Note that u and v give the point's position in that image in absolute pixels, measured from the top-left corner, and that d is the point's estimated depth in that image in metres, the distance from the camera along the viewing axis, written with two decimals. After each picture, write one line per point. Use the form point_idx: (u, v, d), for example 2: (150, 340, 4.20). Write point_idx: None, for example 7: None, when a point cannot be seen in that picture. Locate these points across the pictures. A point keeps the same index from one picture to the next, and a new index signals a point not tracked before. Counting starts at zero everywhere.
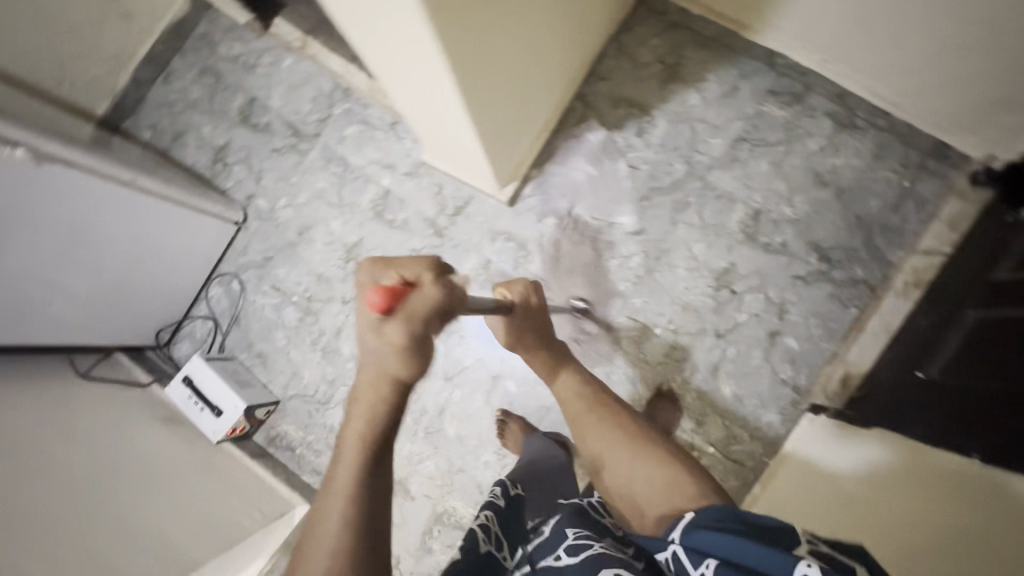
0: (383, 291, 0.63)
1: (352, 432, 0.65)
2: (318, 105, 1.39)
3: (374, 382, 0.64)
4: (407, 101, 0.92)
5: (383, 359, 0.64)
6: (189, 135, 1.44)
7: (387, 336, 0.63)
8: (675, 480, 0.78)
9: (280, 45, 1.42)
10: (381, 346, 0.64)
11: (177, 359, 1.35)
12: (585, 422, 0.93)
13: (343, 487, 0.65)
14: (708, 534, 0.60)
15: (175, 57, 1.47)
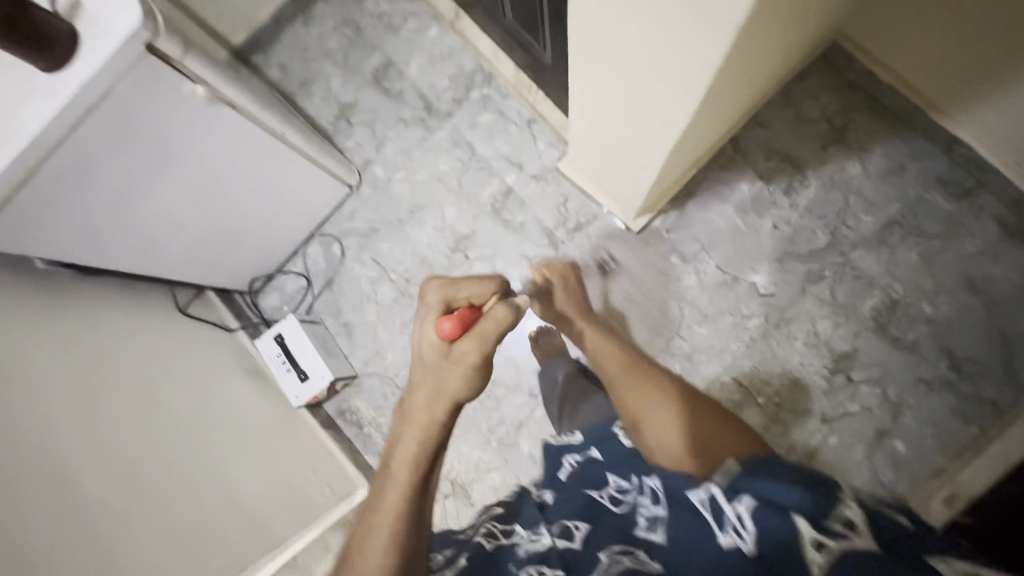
0: (455, 317, 0.71)
1: (405, 448, 0.68)
2: (456, 84, 1.33)
3: (432, 404, 0.69)
4: (597, 103, 0.85)
5: (446, 380, 0.69)
6: (317, 84, 1.40)
7: (459, 356, 0.69)
8: (722, 438, 0.73)
9: (429, 12, 1.36)
10: (448, 368, 0.69)
11: (263, 309, 1.32)
12: (620, 386, 0.89)
13: (393, 501, 0.65)
14: (756, 483, 0.54)
15: (319, 1, 1.42)
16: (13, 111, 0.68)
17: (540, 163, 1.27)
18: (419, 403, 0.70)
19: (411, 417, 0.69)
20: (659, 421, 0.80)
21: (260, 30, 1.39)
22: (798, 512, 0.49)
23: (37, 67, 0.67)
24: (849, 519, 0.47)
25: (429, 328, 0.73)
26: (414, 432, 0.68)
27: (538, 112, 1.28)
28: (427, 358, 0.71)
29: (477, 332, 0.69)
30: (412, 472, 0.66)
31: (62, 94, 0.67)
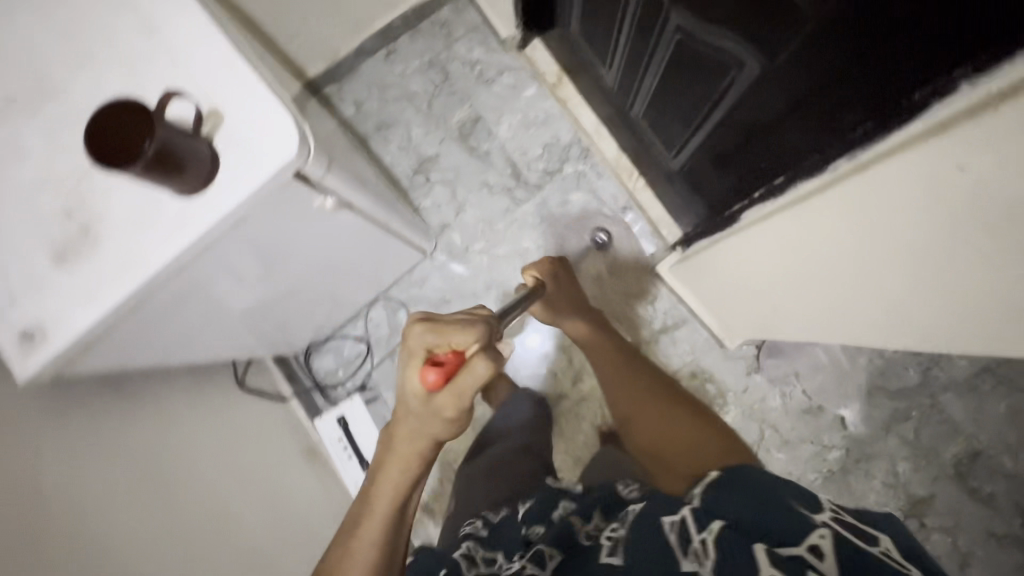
0: (439, 368, 0.59)
1: (392, 460, 0.64)
2: (549, 154, 1.24)
3: (413, 451, 0.63)
4: (760, 248, 0.78)
5: (427, 426, 0.62)
6: (395, 130, 1.28)
7: (433, 413, 0.61)
8: (697, 446, 0.67)
9: (528, 70, 1.26)
10: (428, 422, 0.62)
11: (315, 371, 1.22)
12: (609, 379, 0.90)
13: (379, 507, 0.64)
14: (718, 499, 0.49)
15: (406, 34, 1.29)
16: (135, 237, 0.57)
17: (631, 256, 1.21)
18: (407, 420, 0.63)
19: (391, 448, 0.64)
20: (638, 419, 0.79)
21: (339, 60, 1.26)
22: (754, 525, 0.45)
23: (169, 191, 0.56)
24: (813, 543, 0.42)
25: (411, 378, 0.62)
26: (393, 473, 0.64)
27: (636, 200, 1.20)
28: (407, 409, 0.62)
29: (459, 387, 0.59)
30: (398, 486, 0.64)
31: (197, 223, 0.56)
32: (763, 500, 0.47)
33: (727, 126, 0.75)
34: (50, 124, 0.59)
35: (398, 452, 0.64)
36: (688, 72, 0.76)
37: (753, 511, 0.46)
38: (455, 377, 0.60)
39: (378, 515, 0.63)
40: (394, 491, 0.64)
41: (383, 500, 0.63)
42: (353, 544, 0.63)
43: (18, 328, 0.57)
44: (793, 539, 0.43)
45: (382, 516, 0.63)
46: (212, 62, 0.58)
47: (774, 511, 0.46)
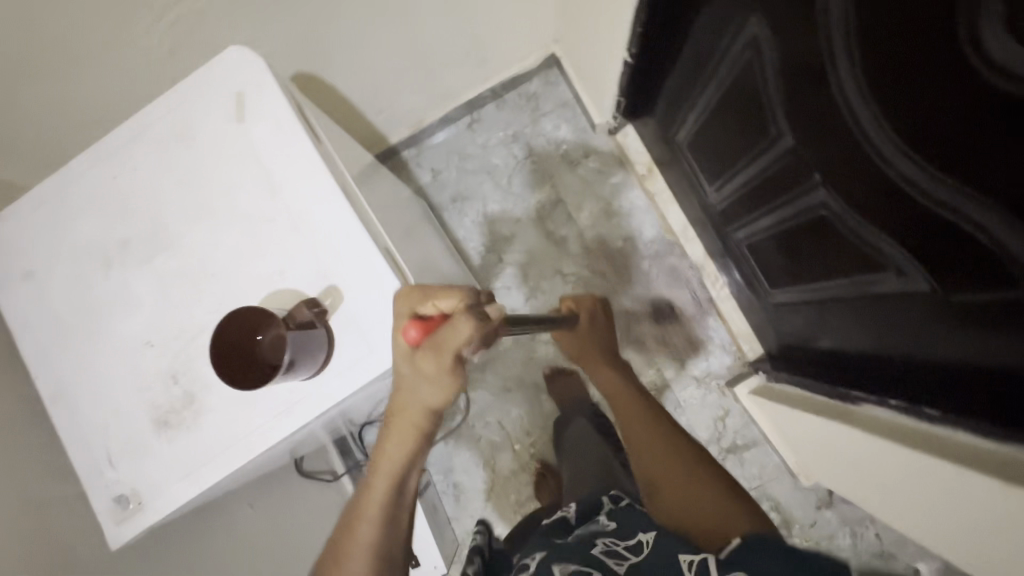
0: (422, 322, 0.49)
1: (395, 435, 0.54)
2: (630, 248, 1.19)
3: (419, 409, 0.53)
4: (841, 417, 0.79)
5: (418, 388, 0.51)
6: (471, 204, 1.24)
7: (425, 377, 0.50)
8: (722, 508, 0.58)
9: (616, 155, 1.20)
10: (421, 380, 0.50)
11: (367, 446, 1.19)
12: (639, 446, 0.72)
13: (389, 467, 0.55)
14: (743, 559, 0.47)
15: (491, 104, 1.24)
16: (240, 414, 0.54)
17: (704, 366, 1.15)
18: (401, 394, 0.52)
19: (390, 418, 0.54)
20: (674, 495, 0.62)
21: (421, 127, 1.23)
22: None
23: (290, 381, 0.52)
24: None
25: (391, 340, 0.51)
26: (398, 436, 0.54)
27: (717, 309, 1.14)
28: (397, 369, 0.52)
29: (437, 344, 0.47)
30: (402, 459, 0.54)
31: (308, 408, 0.53)
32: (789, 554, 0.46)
33: (862, 306, 0.69)
34: (160, 275, 0.57)
35: (400, 421, 0.53)
36: (824, 244, 0.70)
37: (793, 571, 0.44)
38: (437, 340, 0.47)
39: (387, 466, 0.54)
40: (405, 451, 0.54)
41: (398, 448, 0.54)
42: (373, 477, 0.55)
43: (113, 491, 0.55)
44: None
45: (395, 467, 0.54)
46: (336, 234, 0.55)
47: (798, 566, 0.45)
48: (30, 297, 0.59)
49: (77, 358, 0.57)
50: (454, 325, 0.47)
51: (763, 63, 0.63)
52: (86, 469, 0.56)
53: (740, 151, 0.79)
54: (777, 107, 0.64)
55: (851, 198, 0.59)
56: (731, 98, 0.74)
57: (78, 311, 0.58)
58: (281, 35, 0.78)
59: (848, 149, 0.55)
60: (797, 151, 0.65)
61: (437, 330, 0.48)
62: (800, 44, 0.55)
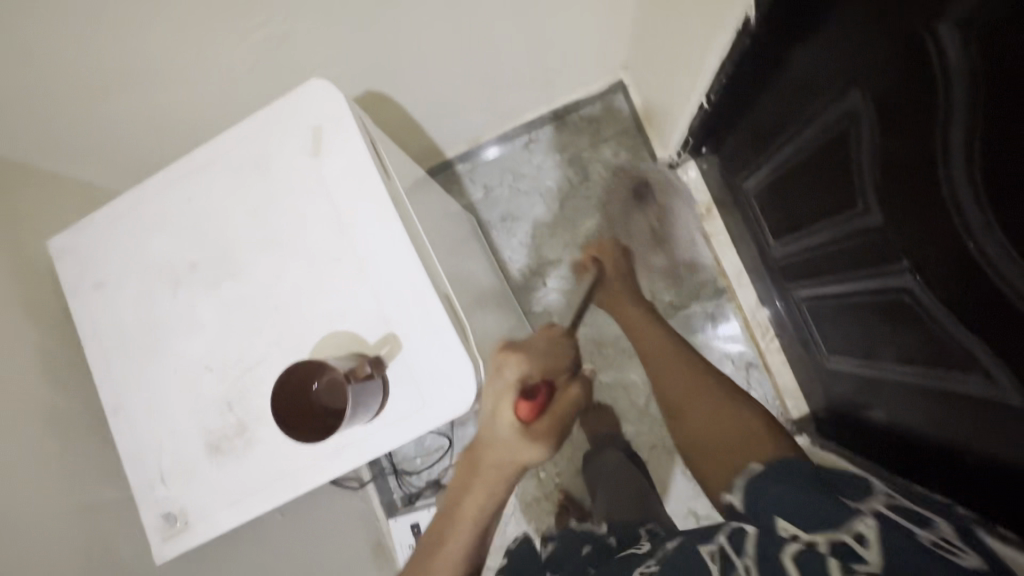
0: (534, 402, 0.56)
1: (485, 483, 0.58)
2: (678, 287, 1.16)
3: (511, 461, 0.57)
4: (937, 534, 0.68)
5: (519, 453, 0.57)
6: (520, 224, 1.23)
7: (529, 446, 0.56)
8: (735, 420, 0.66)
9: (674, 190, 1.17)
10: (523, 448, 0.56)
11: (393, 455, 1.19)
12: (655, 364, 0.82)
13: (473, 511, 0.58)
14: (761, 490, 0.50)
15: (551, 124, 1.22)
16: (289, 450, 0.54)
17: None
18: (498, 451, 0.57)
19: (479, 470, 0.58)
20: (696, 413, 0.71)
21: (478, 142, 1.22)
22: (811, 520, 0.44)
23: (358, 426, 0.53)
24: (858, 530, 0.41)
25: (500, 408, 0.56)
26: (488, 485, 0.58)
27: (763, 360, 1.11)
28: (496, 436, 0.57)
29: (553, 414, 0.59)
30: (489, 505, 0.58)
31: (356, 453, 0.53)
32: (809, 489, 0.47)
33: (935, 397, 0.65)
34: (225, 301, 0.58)
35: (491, 471, 0.58)
36: (901, 327, 0.66)
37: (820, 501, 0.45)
38: (547, 407, 0.59)
39: (472, 514, 0.58)
40: (489, 500, 0.58)
41: (483, 497, 0.58)
42: (455, 527, 0.58)
43: (162, 508, 0.57)
44: (835, 524, 0.43)
45: (479, 518, 0.58)
46: (400, 281, 0.54)
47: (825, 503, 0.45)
48: (100, 308, 0.61)
49: (139, 373, 0.59)
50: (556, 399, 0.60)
51: (860, 137, 0.59)
52: (138, 483, 0.58)
53: (816, 214, 0.75)
54: (869, 184, 0.61)
55: (943, 293, 0.56)
56: (814, 162, 0.70)
57: (145, 327, 0.59)
58: (357, 56, 0.78)
59: (949, 245, 0.52)
60: (884, 230, 0.62)
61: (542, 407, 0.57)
62: (908, 129, 0.51)
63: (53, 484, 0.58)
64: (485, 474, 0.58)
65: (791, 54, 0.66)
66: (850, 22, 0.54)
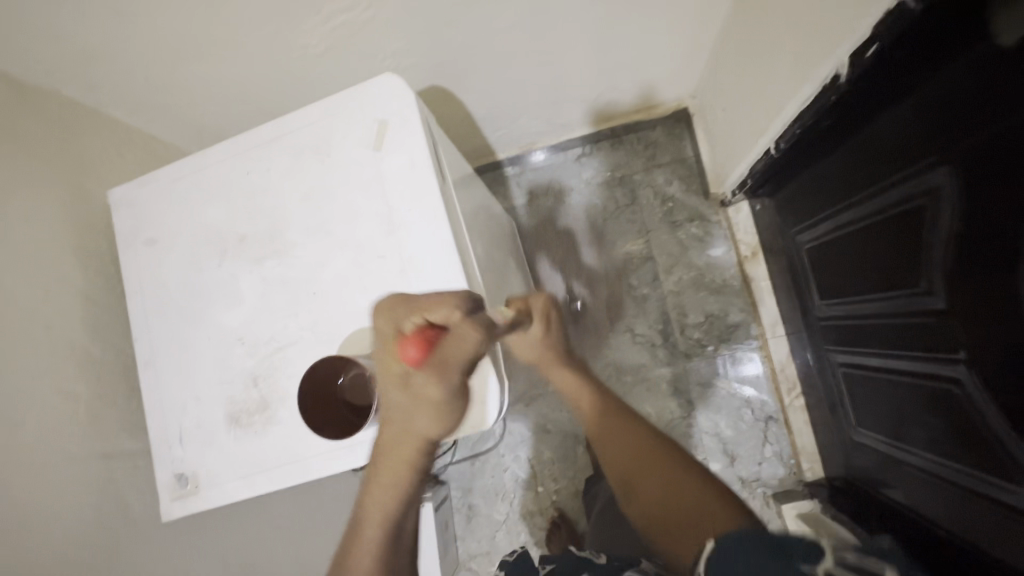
0: (418, 338, 0.43)
1: (388, 466, 0.47)
2: (709, 325, 1.14)
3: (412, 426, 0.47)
4: None
5: (414, 416, 0.46)
6: (560, 236, 1.22)
7: (422, 396, 0.45)
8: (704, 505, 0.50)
9: (722, 228, 1.14)
10: (417, 403, 0.45)
11: None
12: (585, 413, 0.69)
13: (381, 502, 0.47)
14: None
15: (607, 141, 1.20)
16: (305, 436, 0.55)
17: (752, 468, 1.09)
18: (392, 424, 0.47)
19: (380, 455, 0.48)
20: (653, 482, 0.56)
21: (531, 148, 1.21)
22: None
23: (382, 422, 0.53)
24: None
25: (385, 362, 0.46)
26: (390, 470, 0.47)
27: (786, 416, 1.08)
28: (388, 401, 0.46)
29: (443, 360, 0.44)
30: (394, 498, 0.47)
31: (370, 451, 0.54)
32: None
33: (966, 496, 0.62)
34: (267, 278, 0.58)
35: (396, 454, 0.47)
36: (942, 415, 0.63)
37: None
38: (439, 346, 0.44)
39: (378, 511, 0.47)
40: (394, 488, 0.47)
41: (386, 486, 0.47)
42: (359, 525, 0.47)
43: (176, 469, 0.58)
44: None
45: (380, 522, 0.47)
46: (439, 288, 0.54)
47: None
48: (148, 264, 0.62)
49: (175, 335, 0.60)
50: (456, 333, 0.45)
51: (938, 216, 0.56)
52: (158, 440, 0.59)
53: (872, 283, 0.72)
54: (939, 265, 0.58)
55: (997, 394, 0.53)
56: (881, 230, 0.67)
57: (187, 291, 0.61)
58: (432, 53, 0.79)
59: (1015, 347, 0.49)
60: (946, 317, 0.59)
61: (436, 345, 0.44)
62: (994, 220, 0.49)
63: (77, 427, 0.60)
64: (383, 456, 0.47)
65: (880, 115, 0.63)
66: (951, 97, 0.51)
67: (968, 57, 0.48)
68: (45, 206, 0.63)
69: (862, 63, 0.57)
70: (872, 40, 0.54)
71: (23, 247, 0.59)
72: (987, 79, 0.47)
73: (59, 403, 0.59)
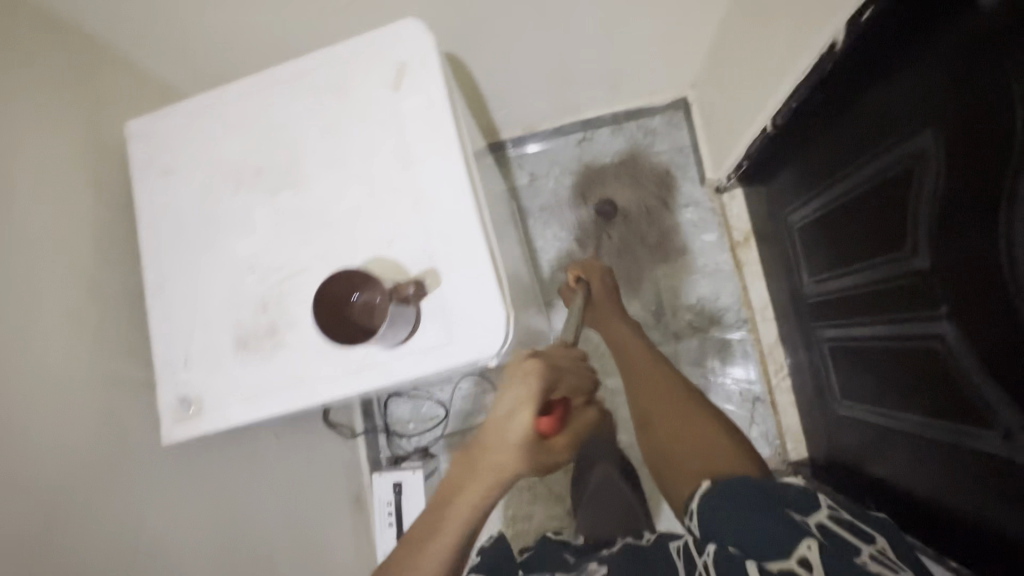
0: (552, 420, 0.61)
1: (465, 499, 0.58)
2: (701, 309, 1.16)
3: (494, 473, 0.58)
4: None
5: (517, 460, 0.58)
6: (558, 217, 1.25)
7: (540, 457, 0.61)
8: (713, 443, 0.70)
9: (716, 214, 1.18)
10: (519, 458, 0.58)
11: (389, 413, 1.23)
12: (626, 360, 0.91)
13: (441, 544, 0.57)
14: (722, 506, 0.56)
15: (608, 127, 1.24)
16: (310, 359, 0.56)
17: None
18: (496, 451, 0.58)
19: (477, 469, 0.58)
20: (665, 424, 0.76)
21: (534, 130, 1.24)
22: (747, 532, 0.52)
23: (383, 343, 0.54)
24: (801, 555, 0.48)
25: (517, 417, 0.58)
26: (468, 499, 0.58)
27: (772, 397, 1.10)
28: (502, 437, 0.58)
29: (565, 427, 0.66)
30: (482, 501, 0.58)
31: (376, 373, 0.55)
32: (756, 505, 0.54)
33: (943, 450, 0.65)
34: (282, 208, 0.60)
35: (466, 505, 0.58)
36: (923, 372, 0.66)
37: (754, 506, 0.54)
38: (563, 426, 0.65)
39: (464, 504, 0.58)
40: (454, 539, 0.57)
41: (464, 508, 0.58)
42: (433, 545, 0.57)
43: (180, 392, 0.58)
44: (784, 545, 0.49)
45: (467, 515, 0.58)
46: (451, 219, 0.56)
47: (770, 517, 0.52)
48: (163, 195, 0.63)
49: (184, 262, 0.61)
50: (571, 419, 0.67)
51: (923, 176, 0.60)
52: (162, 364, 0.60)
53: (859, 253, 0.75)
54: (924, 225, 0.61)
55: (976, 342, 0.56)
56: (868, 200, 0.71)
57: (200, 220, 0.62)
58: (447, 17, 0.81)
59: (994, 291, 0.52)
60: (928, 276, 0.62)
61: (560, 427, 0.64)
62: (973, 173, 0.52)
63: (83, 348, 0.61)
64: (483, 477, 0.58)
65: (871, 89, 0.67)
66: (934, 61, 0.56)
67: (952, 20, 0.52)
68: (59, 134, 0.63)
69: (858, 29, 0.62)
70: (870, 3, 0.59)
71: (37, 169, 0.60)
72: (970, 44, 0.51)
73: (65, 324, 0.60)
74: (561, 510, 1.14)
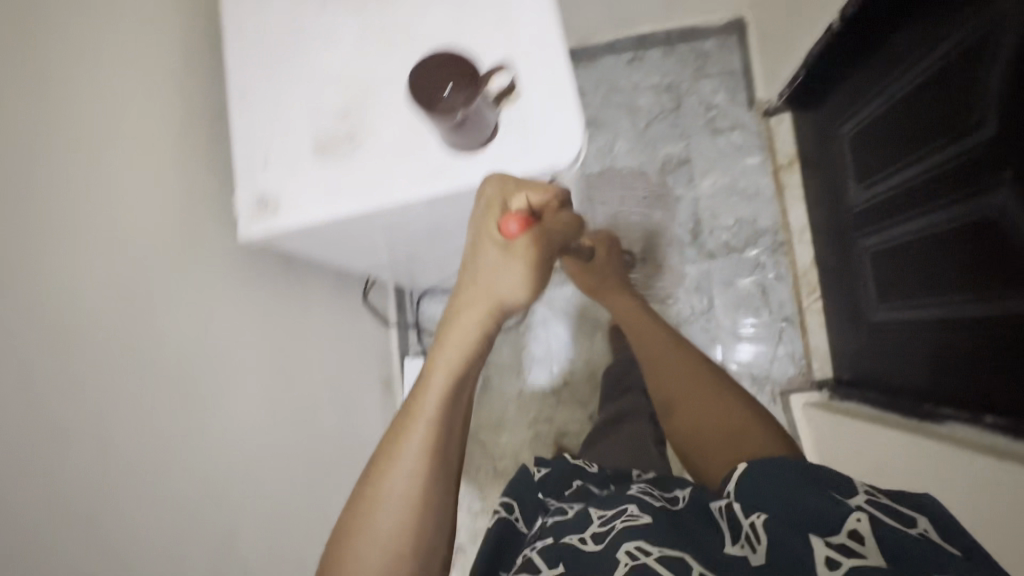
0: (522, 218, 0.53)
1: (439, 367, 0.52)
2: (738, 230, 1.17)
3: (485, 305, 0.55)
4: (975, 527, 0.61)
5: (499, 279, 0.54)
6: (603, 134, 1.26)
7: (512, 266, 0.54)
8: (729, 414, 0.65)
9: (761, 138, 1.19)
10: (502, 270, 0.54)
11: (421, 311, 1.24)
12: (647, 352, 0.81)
13: (418, 430, 0.49)
14: (756, 488, 0.46)
15: (661, 46, 1.24)
16: (389, 162, 0.58)
17: (763, 367, 1.13)
18: (476, 285, 0.55)
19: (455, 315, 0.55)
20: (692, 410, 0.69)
21: (587, 44, 1.24)
22: (793, 516, 0.42)
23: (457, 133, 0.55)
24: (853, 529, 0.39)
25: (485, 222, 0.55)
26: (449, 354, 0.53)
27: (802, 318, 1.12)
28: (481, 261, 0.55)
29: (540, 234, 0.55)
30: (460, 354, 0.53)
31: (451, 179, 0.57)
32: (797, 487, 0.44)
33: (985, 327, 0.66)
34: (367, 23, 0.61)
35: (440, 367, 0.52)
36: (977, 250, 0.66)
37: (794, 489, 0.44)
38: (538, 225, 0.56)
39: (440, 375, 0.52)
40: (434, 414, 0.50)
41: (440, 373, 0.52)
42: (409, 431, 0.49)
43: (258, 191, 0.61)
44: (832, 526, 0.40)
45: (448, 375, 0.52)
46: (535, 35, 0.57)
47: (814, 497, 0.43)
48: (249, 9, 0.65)
49: (267, 72, 0.63)
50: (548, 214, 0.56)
51: (1000, 40, 0.60)
52: (243, 166, 0.62)
53: (919, 142, 0.75)
54: (994, 94, 0.61)
55: None
56: (938, 82, 0.71)
57: (285, 33, 0.63)
58: None
59: None
60: (995, 146, 0.62)
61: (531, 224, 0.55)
62: None
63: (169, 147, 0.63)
64: (461, 320, 0.54)
65: None
66: None
67: None
68: None
69: None
70: None
71: None
72: None
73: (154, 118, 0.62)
74: (582, 413, 1.17)
